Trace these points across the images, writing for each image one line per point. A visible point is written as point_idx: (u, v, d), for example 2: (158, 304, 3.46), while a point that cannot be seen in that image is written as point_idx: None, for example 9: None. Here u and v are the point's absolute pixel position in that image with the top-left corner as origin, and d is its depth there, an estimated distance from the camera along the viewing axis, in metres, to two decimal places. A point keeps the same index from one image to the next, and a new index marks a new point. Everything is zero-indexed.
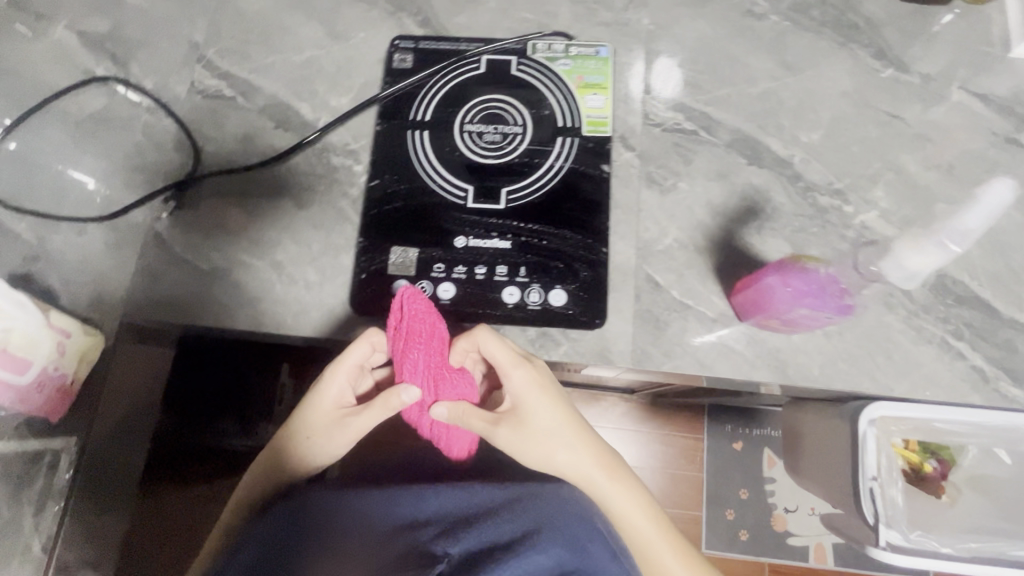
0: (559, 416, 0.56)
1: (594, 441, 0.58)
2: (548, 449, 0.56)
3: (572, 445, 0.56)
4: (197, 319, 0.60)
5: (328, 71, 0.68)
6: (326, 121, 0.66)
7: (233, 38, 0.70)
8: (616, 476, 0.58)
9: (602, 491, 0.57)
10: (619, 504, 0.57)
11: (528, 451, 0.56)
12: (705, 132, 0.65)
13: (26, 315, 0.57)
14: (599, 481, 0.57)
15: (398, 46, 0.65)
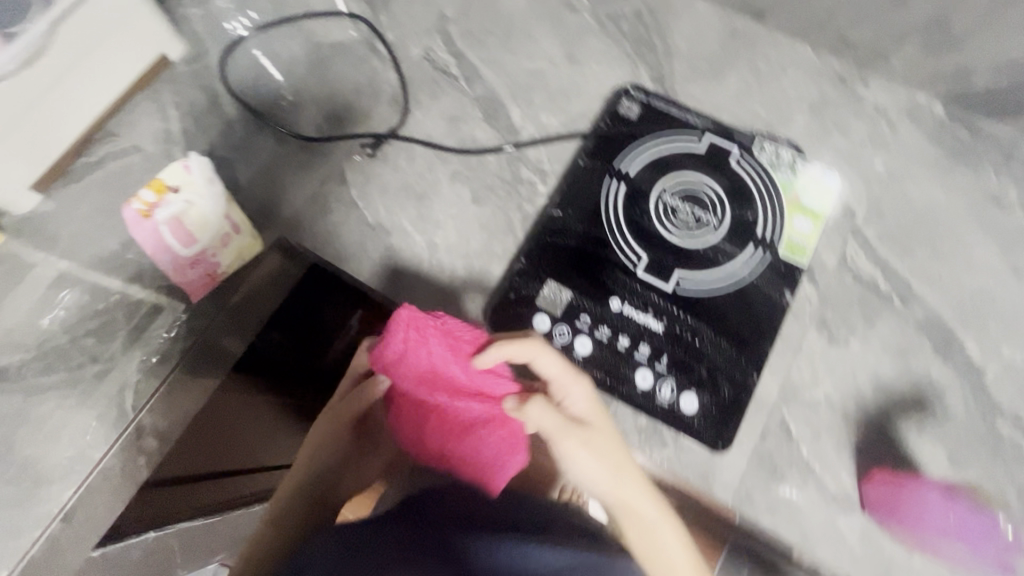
0: (608, 434, 0.52)
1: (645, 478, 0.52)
2: (591, 463, 0.51)
3: (617, 470, 0.51)
4: (343, 262, 0.62)
5: (551, 88, 0.69)
6: (531, 134, 0.66)
7: (479, 24, 0.72)
8: (665, 518, 0.51)
9: (641, 529, 0.51)
10: (659, 554, 0.51)
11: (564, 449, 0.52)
12: (899, 300, 0.59)
13: (211, 201, 0.62)
14: (642, 517, 0.51)
15: (628, 94, 0.65)
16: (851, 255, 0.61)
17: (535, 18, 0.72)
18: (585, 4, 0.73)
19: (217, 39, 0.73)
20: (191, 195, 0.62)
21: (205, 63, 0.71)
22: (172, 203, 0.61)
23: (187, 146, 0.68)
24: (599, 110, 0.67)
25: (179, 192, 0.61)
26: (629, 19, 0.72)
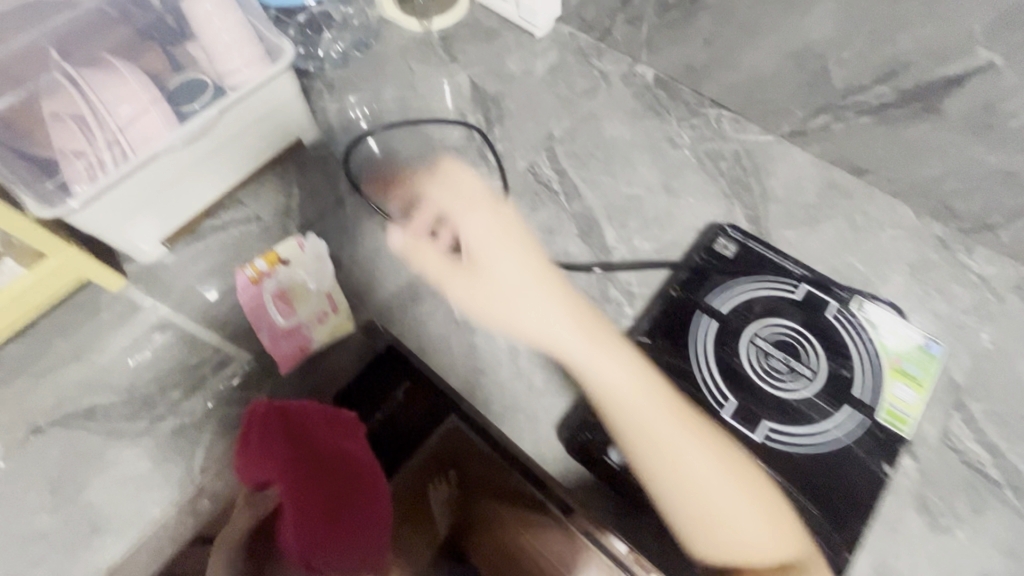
0: (543, 286, 0.63)
1: (600, 335, 0.59)
2: (557, 333, 0.59)
3: (555, 336, 0.59)
4: (423, 353, 0.63)
5: (646, 214, 0.71)
6: (623, 256, 0.68)
7: (583, 146, 0.77)
8: (664, 416, 0.53)
9: (631, 423, 0.54)
10: (652, 428, 0.53)
11: (547, 344, 0.59)
12: (1013, 492, 0.54)
13: (318, 277, 0.65)
14: (644, 422, 0.53)
15: (725, 231, 0.66)
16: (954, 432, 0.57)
17: (637, 148, 0.77)
18: (686, 141, 0.77)
19: (346, 130, 0.81)
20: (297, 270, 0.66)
21: (330, 150, 0.79)
22: (280, 275, 0.66)
23: (302, 222, 0.73)
24: (693, 242, 0.68)
25: (287, 266, 0.66)
26: (727, 160, 0.75)
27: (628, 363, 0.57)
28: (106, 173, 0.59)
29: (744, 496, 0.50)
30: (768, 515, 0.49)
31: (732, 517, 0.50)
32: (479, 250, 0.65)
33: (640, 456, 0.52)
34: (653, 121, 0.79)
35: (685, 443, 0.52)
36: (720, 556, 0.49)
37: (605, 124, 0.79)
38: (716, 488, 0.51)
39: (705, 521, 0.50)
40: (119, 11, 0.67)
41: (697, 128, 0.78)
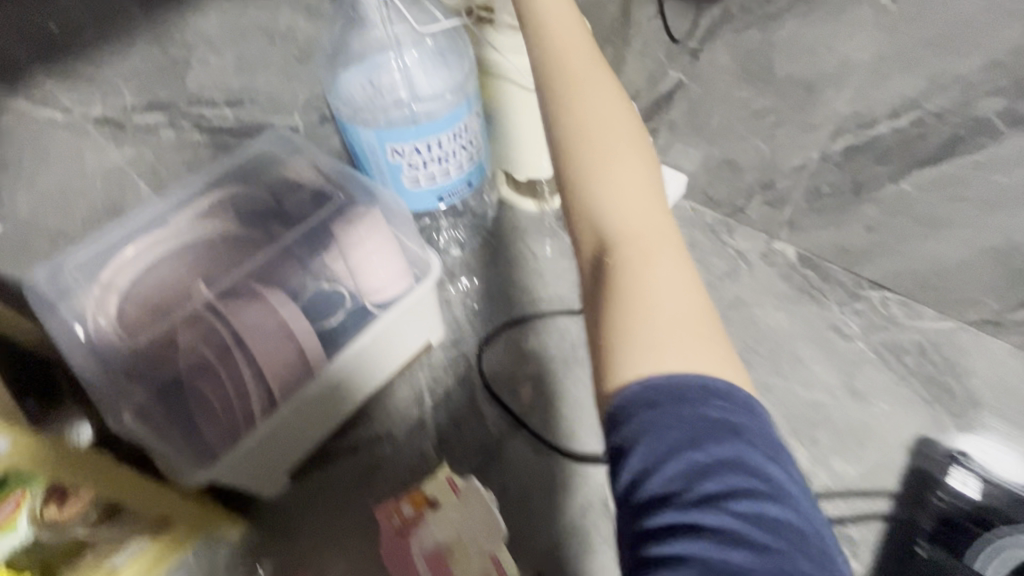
0: (626, 143, 0.48)
1: (638, 171, 0.47)
2: (612, 149, 0.47)
3: (604, 166, 0.47)
4: None
5: (840, 426, 0.61)
6: (825, 482, 0.57)
7: (743, 341, 0.69)
8: (650, 213, 0.45)
9: (609, 211, 0.45)
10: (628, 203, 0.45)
11: (595, 165, 0.46)
12: None
13: (481, 532, 0.56)
14: (616, 207, 0.45)
15: (965, 463, 0.57)
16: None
17: (802, 338, 0.69)
18: (856, 330, 0.69)
19: (474, 324, 0.75)
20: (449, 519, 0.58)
21: (462, 350, 0.73)
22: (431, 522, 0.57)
23: (443, 445, 0.66)
24: (909, 468, 0.58)
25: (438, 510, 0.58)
26: (912, 352, 0.66)
27: (654, 203, 0.46)
28: (253, 427, 0.53)
29: (686, 307, 0.42)
30: (681, 316, 0.41)
31: (671, 323, 0.40)
32: (578, 84, 0.50)
33: (616, 230, 0.44)
34: (812, 306, 0.72)
35: (642, 213, 0.45)
36: (593, 303, 0.43)
37: (756, 310, 0.72)
38: (660, 287, 0.42)
39: (610, 290, 0.42)
40: (259, 229, 0.62)
41: (865, 314, 0.70)
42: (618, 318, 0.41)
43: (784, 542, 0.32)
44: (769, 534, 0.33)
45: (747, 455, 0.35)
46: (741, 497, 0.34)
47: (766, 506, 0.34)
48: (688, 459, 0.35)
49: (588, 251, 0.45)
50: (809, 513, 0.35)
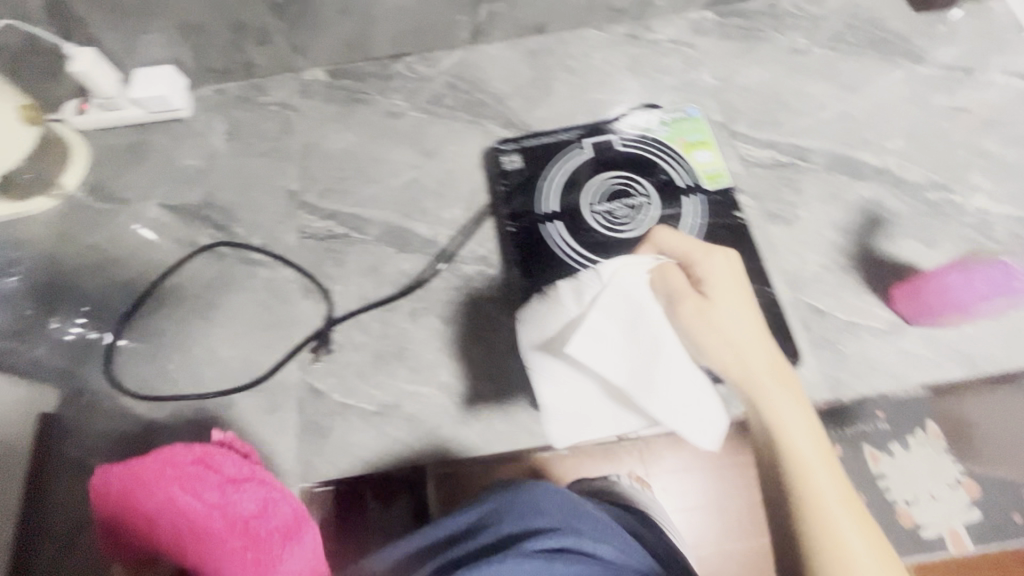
0: (743, 314, 0.51)
1: (843, 485, 0.47)
2: (821, 472, 0.47)
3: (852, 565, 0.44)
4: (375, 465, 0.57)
5: (432, 187, 0.70)
6: (447, 234, 0.67)
7: (328, 177, 0.72)
8: (768, 374, 0.51)
9: (767, 409, 0.50)
10: (745, 355, 0.51)
11: (698, 336, 0.49)
12: (802, 161, 0.68)
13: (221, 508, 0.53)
14: (740, 353, 0.51)
15: (501, 149, 0.67)
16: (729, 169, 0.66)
17: (373, 141, 0.73)
18: (402, 105, 0.75)
19: (80, 353, 0.63)
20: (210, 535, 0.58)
21: (88, 386, 0.62)
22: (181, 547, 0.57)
23: None
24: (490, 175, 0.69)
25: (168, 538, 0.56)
26: (449, 94, 0.76)
27: (834, 466, 0.48)
28: None
29: (812, 439, 0.49)
30: (797, 452, 0.48)
31: (801, 461, 0.48)
32: (713, 288, 0.52)
33: (789, 452, 0.48)
34: (363, 109, 0.76)
35: (773, 400, 0.50)
36: (829, 504, 0.47)
37: (326, 144, 0.74)
38: (811, 460, 0.48)
39: (793, 449, 0.48)
40: None
41: (402, 87, 0.76)
42: (794, 472, 0.48)
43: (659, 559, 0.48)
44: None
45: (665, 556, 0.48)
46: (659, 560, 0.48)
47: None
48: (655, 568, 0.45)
49: (763, 444, 0.50)
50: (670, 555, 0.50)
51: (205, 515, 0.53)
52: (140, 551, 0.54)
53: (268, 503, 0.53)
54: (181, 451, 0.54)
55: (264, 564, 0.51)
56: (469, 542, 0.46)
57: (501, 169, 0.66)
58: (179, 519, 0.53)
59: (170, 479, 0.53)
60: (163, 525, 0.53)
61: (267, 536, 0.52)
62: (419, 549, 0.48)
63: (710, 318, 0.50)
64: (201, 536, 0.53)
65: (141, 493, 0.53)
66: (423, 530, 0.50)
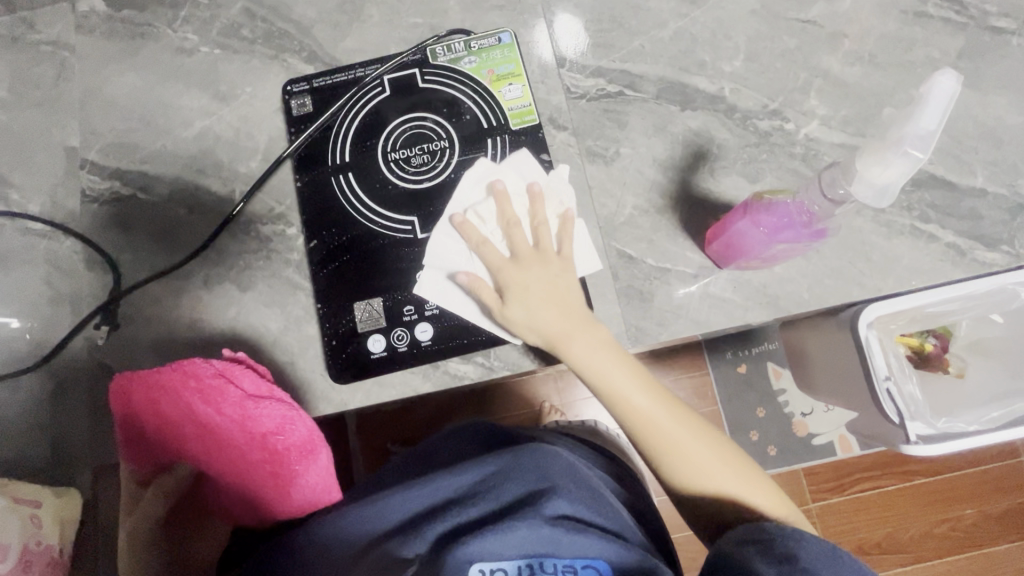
0: (602, 351, 0.52)
1: (696, 430, 0.54)
2: (668, 429, 0.53)
3: (721, 475, 0.53)
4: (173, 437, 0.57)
5: (226, 137, 0.63)
6: (243, 191, 0.61)
7: (112, 130, 0.64)
8: (651, 408, 0.53)
9: (664, 442, 0.53)
10: (634, 406, 0.53)
11: (603, 393, 0.53)
12: (630, 90, 0.62)
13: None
14: (637, 411, 0.53)
15: (295, 92, 0.62)
16: (541, 104, 0.61)
17: (160, 84, 0.65)
18: (193, 39, 0.66)
19: None
20: (40, 488, 0.53)
21: None
22: (13, 502, 0.51)
23: None
24: (288, 120, 0.62)
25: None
26: (244, 22, 0.66)
27: (725, 459, 0.54)
28: None
29: (703, 455, 0.53)
30: (701, 475, 0.53)
31: (708, 475, 0.53)
32: (568, 327, 0.52)
33: (687, 469, 0.53)
34: (148, 46, 0.66)
35: (662, 434, 0.53)
36: (740, 492, 0.53)
37: (107, 90, 0.65)
38: (707, 468, 0.53)
39: (698, 471, 0.53)
40: None
41: (192, 17, 0.66)
42: (703, 492, 0.54)
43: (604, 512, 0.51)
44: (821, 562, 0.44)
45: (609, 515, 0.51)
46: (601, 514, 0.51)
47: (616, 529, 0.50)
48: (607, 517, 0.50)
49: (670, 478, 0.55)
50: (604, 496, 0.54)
51: (229, 424, 0.57)
52: (156, 460, 0.58)
53: (286, 424, 0.55)
54: (203, 365, 0.53)
55: (286, 474, 0.59)
56: (478, 499, 0.51)
57: (292, 115, 0.62)
58: (208, 428, 0.58)
59: (192, 391, 0.54)
60: (192, 429, 0.58)
61: (287, 450, 0.57)
62: (422, 511, 0.52)
63: (520, 283, 0.52)
64: (229, 442, 0.58)
65: (167, 400, 0.54)
66: (434, 480, 0.54)
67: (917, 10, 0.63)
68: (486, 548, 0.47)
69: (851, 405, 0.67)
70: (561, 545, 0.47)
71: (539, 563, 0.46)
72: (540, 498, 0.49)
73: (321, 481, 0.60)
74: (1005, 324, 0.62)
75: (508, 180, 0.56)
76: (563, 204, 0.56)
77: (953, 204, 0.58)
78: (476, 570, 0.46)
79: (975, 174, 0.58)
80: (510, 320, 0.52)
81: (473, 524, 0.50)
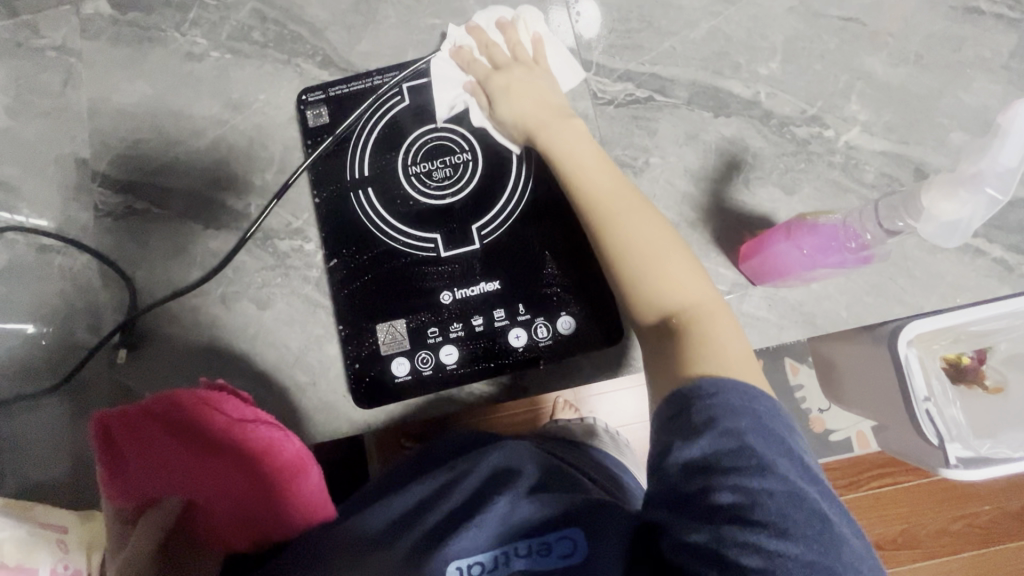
0: (574, 132, 0.54)
1: (654, 216, 0.51)
2: (636, 226, 0.50)
3: (658, 252, 0.50)
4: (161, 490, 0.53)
5: (240, 147, 0.60)
6: (258, 204, 0.59)
7: (122, 140, 0.62)
8: (609, 181, 0.52)
9: (597, 197, 0.51)
10: (582, 172, 0.52)
11: (556, 161, 0.53)
12: (660, 95, 0.59)
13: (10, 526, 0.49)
14: (595, 190, 0.52)
15: (310, 101, 0.60)
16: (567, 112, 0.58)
17: (170, 92, 0.62)
18: (203, 43, 0.63)
19: None
20: (67, 514, 0.54)
21: None
22: (40, 527, 0.51)
23: None
24: (303, 130, 0.59)
25: (17, 521, 0.49)
26: (256, 25, 0.63)
27: (683, 264, 0.50)
28: None
29: (653, 235, 0.50)
30: (646, 257, 0.50)
31: (648, 251, 0.50)
32: (541, 120, 0.55)
33: (620, 229, 0.50)
34: (156, 51, 0.63)
35: (614, 203, 0.51)
36: (676, 294, 0.49)
37: (117, 98, 0.63)
38: (650, 249, 0.50)
39: (632, 237, 0.50)
40: None
41: (201, 20, 0.63)
42: (628, 258, 0.50)
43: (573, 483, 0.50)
44: (793, 510, 0.39)
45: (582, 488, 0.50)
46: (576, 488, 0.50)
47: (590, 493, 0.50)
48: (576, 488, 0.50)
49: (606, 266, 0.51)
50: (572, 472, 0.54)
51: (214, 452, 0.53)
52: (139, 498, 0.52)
53: (275, 445, 0.52)
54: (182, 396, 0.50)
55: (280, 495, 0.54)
56: (442, 499, 0.50)
57: (307, 125, 0.59)
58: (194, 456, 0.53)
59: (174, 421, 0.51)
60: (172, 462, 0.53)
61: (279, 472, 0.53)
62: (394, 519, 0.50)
63: (504, 87, 0.57)
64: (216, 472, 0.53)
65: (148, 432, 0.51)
66: (403, 493, 0.53)
67: (967, 6, 0.59)
68: (458, 543, 0.45)
69: (882, 420, 0.66)
70: (531, 519, 0.45)
71: (511, 548, 0.44)
72: (507, 483, 0.49)
73: (317, 498, 0.56)
74: None
75: (480, 21, 0.60)
76: (532, 29, 0.60)
77: (1002, 217, 0.55)
78: (453, 569, 0.44)
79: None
80: (498, 121, 0.57)
81: (443, 520, 0.48)
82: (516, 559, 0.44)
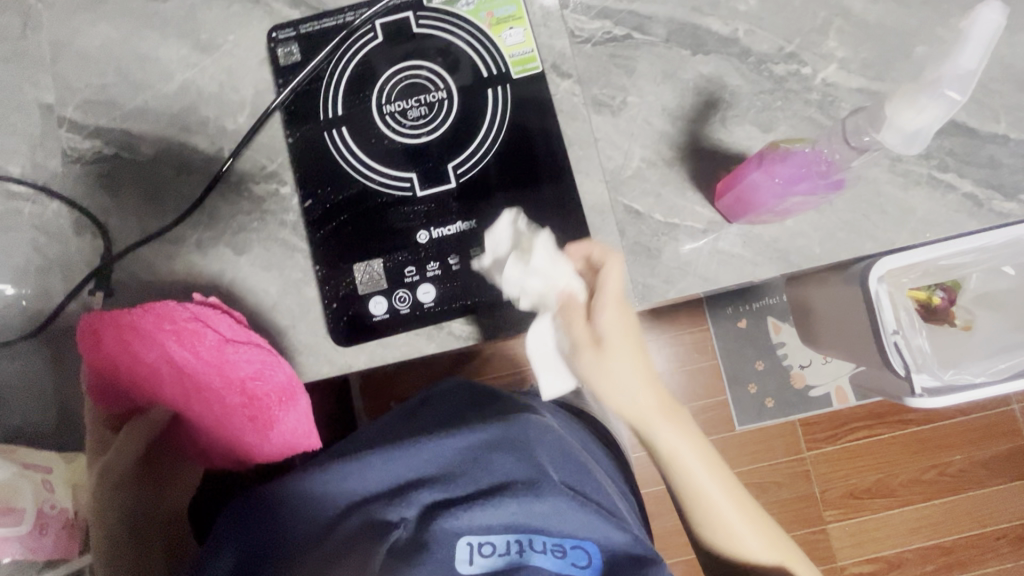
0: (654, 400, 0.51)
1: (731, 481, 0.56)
2: (724, 508, 0.55)
3: (743, 513, 0.56)
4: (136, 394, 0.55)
5: (210, 90, 0.59)
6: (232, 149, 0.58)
7: (88, 85, 0.60)
8: (712, 470, 0.54)
9: (702, 508, 0.55)
10: (694, 479, 0.54)
11: (683, 479, 0.54)
12: (638, 33, 0.58)
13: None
14: (696, 478, 0.54)
15: (281, 39, 0.58)
16: (544, 50, 0.57)
17: (136, 33, 0.60)
18: None
19: None
20: (50, 455, 0.54)
21: None
22: (24, 468, 0.51)
23: None
24: (274, 72, 0.58)
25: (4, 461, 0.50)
26: None
27: (751, 508, 0.56)
28: None
29: (743, 518, 0.55)
30: (724, 531, 0.55)
31: (734, 545, 0.56)
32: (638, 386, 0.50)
33: (714, 533, 0.56)
34: None
35: (713, 504, 0.55)
36: (755, 543, 0.56)
37: (80, 40, 0.61)
38: (738, 531, 0.55)
39: (726, 523, 0.55)
40: None
41: None
42: (715, 531, 0.56)
43: (579, 471, 0.53)
44: None
45: (584, 475, 0.53)
46: (580, 477, 0.52)
47: (590, 482, 0.53)
48: (578, 474, 0.52)
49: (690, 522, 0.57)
50: (575, 451, 0.56)
51: (204, 370, 0.54)
52: (127, 405, 0.56)
53: (266, 369, 0.53)
54: (177, 308, 0.52)
55: (264, 419, 0.55)
56: (462, 472, 0.51)
57: (279, 65, 0.58)
58: (184, 373, 0.54)
59: (167, 333, 0.52)
60: (165, 376, 0.55)
61: (266, 397, 0.54)
62: (410, 480, 0.51)
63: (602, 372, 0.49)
64: (202, 389, 0.55)
65: (140, 343, 0.52)
66: (417, 446, 0.52)
67: None
68: (474, 523, 0.48)
69: (853, 357, 0.68)
70: (550, 521, 0.48)
71: (529, 540, 0.48)
72: (533, 473, 0.50)
73: (301, 428, 0.56)
74: (1015, 275, 0.61)
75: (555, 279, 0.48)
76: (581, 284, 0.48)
77: (974, 152, 0.55)
78: (463, 544, 0.47)
79: (998, 120, 0.56)
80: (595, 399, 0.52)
81: (451, 498, 0.49)
82: (531, 552, 0.47)
